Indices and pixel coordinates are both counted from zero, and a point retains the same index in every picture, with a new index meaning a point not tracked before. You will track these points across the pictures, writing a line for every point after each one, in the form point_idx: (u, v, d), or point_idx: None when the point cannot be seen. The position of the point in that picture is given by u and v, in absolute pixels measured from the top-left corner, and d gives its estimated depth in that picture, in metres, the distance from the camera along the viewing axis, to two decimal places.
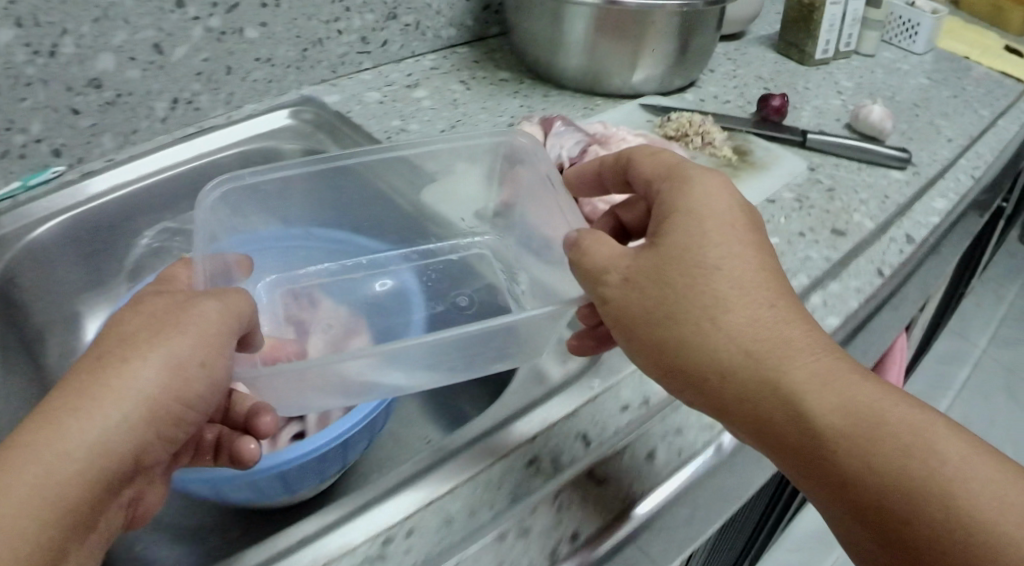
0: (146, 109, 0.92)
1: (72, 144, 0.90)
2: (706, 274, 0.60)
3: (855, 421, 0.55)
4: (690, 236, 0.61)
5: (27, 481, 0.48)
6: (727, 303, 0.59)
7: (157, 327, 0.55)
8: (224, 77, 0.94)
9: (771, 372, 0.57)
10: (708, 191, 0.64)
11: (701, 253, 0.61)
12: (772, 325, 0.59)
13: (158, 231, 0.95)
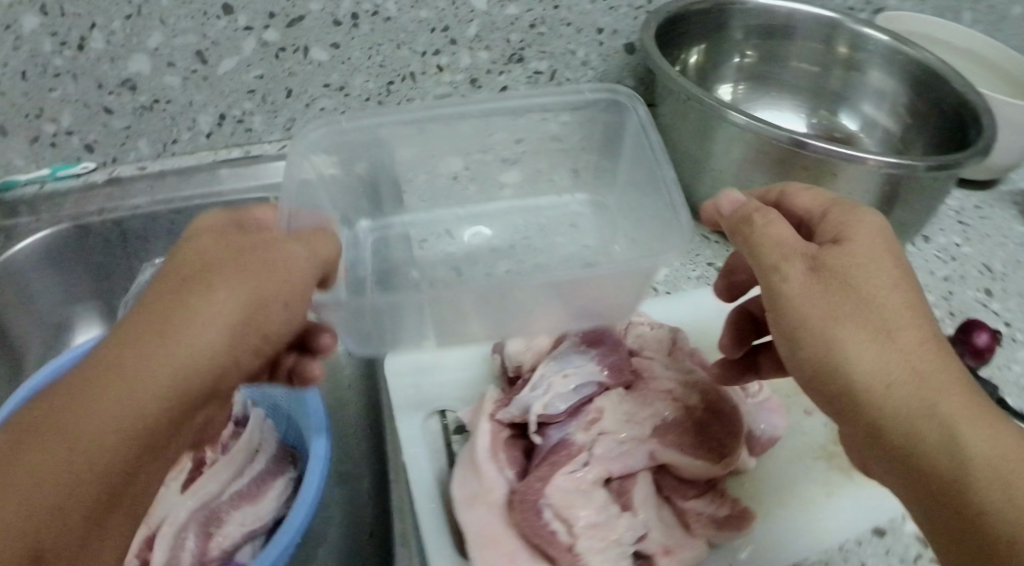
0: (184, 124, 0.73)
1: (110, 144, 0.76)
2: (864, 283, 0.41)
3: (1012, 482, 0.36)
4: (874, 250, 0.42)
5: (55, 441, 0.36)
6: (885, 329, 0.40)
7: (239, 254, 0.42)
8: (283, 101, 0.72)
9: (926, 408, 0.39)
10: (868, 229, 0.43)
11: (866, 265, 0.41)
12: (935, 357, 0.40)
13: (164, 263, 0.78)
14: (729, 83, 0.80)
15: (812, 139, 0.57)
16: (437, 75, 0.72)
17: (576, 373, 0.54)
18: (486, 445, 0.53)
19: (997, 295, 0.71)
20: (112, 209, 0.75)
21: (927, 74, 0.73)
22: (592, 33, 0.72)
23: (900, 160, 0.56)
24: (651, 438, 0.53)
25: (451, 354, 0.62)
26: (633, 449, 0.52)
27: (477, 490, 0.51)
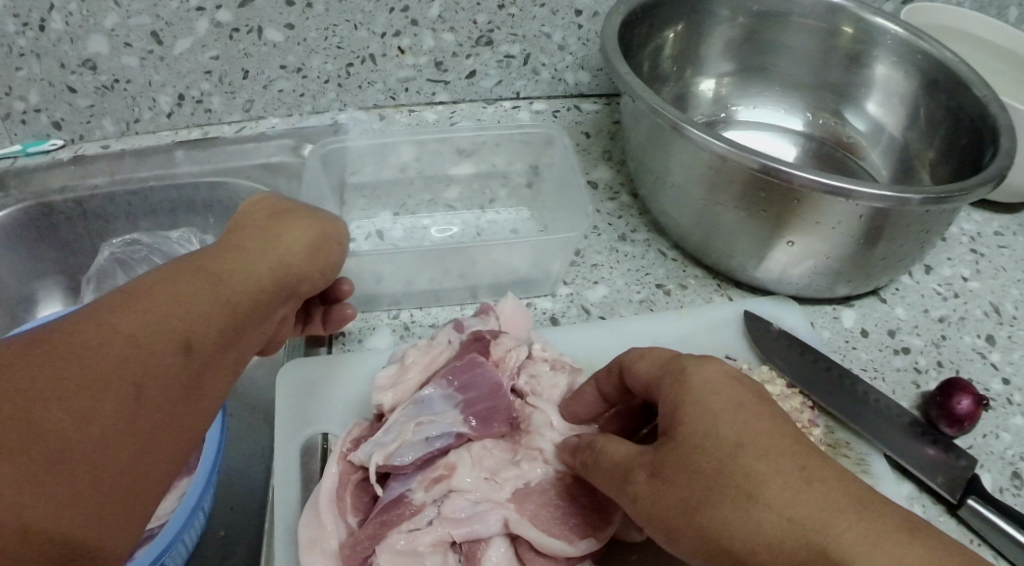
0: (143, 104, 0.72)
1: (73, 122, 0.74)
2: (709, 428, 0.37)
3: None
4: (702, 417, 0.38)
5: (56, 397, 0.31)
6: (746, 471, 0.36)
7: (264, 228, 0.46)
8: (241, 82, 0.71)
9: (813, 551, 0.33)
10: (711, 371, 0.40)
11: (711, 394, 0.38)
12: (818, 475, 0.35)
13: (123, 243, 0.72)
14: (712, 78, 0.80)
15: (791, 167, 0.53)
16: (399, 57, 0.70)
17: (441, 429, 0.49)
18: (334, 484, 0.49)
19: (1000, 343, 0.67)
20: (73, 189, 0.73)
21: (947, 75, 0.70)
22: (568, 14, 0.68)
23: (888, 193, 0.52)
24: (510, 503, 0.47)
25: (339, 381, 0.57)
26: (487, 511, 0.47)
27: (315, 536, 0.47)
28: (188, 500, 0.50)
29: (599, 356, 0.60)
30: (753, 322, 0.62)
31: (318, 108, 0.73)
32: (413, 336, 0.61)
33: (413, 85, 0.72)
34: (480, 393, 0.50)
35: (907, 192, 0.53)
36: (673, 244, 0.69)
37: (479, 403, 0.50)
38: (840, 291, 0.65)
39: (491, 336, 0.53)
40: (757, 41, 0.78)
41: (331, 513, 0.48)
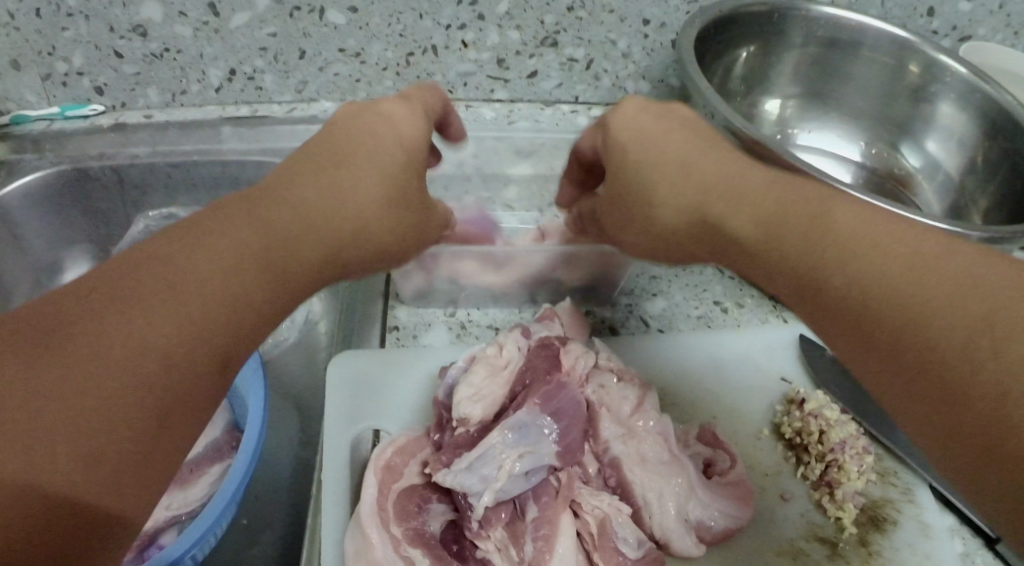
0: (191, 74, 0.71)
1: (115, 87, 0.72)
2: (672, 186, 0.45)
3: (915, 285, 0.34)
4: (668, 155, 0.46)
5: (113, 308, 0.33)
6: (687, 219, 0.44)
7: (313, 177, 0.43)
8: (296, 62, 0.69)
9: (771, 235, 0.40)
10: (633, 114, 0.50)
11: (634, 153, 0.48)
12: (734, 197, 0.43)
13: (159, 217, 0.74)
14: (778, 98, 0.80)
15: (855, 190, 0.56)
16: (461, 51, 0.69)
17: (528, 453, 0.54)
18: (376, 494, 0.53)
19: None
20: (110, 156, 0.71)
21: (1005, 119, 0.71)
22: (636, 23, 0.67)
23: (949, 226, 0.54)
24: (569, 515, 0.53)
25: (390, 368, 0.62)
26: (555, 515, 0.53)
27: (361, 547, 0.52)
28: (236, 472, 0.53)
29: (659, 372, 0.65)
30: (808, 344, 0.66)
31: (373, 96, 0.72)
32: (469, 335, 0.65)
33: (472, 80, 0.71)
34: (551, 396, 0.56)
35: (969, 227, 0.55)
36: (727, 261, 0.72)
37: (553, 407, 0.55)
38: None
39: (559, 343, 0.59)
40: (822, 68, 0.78)
41: (392, 519, 0.53)
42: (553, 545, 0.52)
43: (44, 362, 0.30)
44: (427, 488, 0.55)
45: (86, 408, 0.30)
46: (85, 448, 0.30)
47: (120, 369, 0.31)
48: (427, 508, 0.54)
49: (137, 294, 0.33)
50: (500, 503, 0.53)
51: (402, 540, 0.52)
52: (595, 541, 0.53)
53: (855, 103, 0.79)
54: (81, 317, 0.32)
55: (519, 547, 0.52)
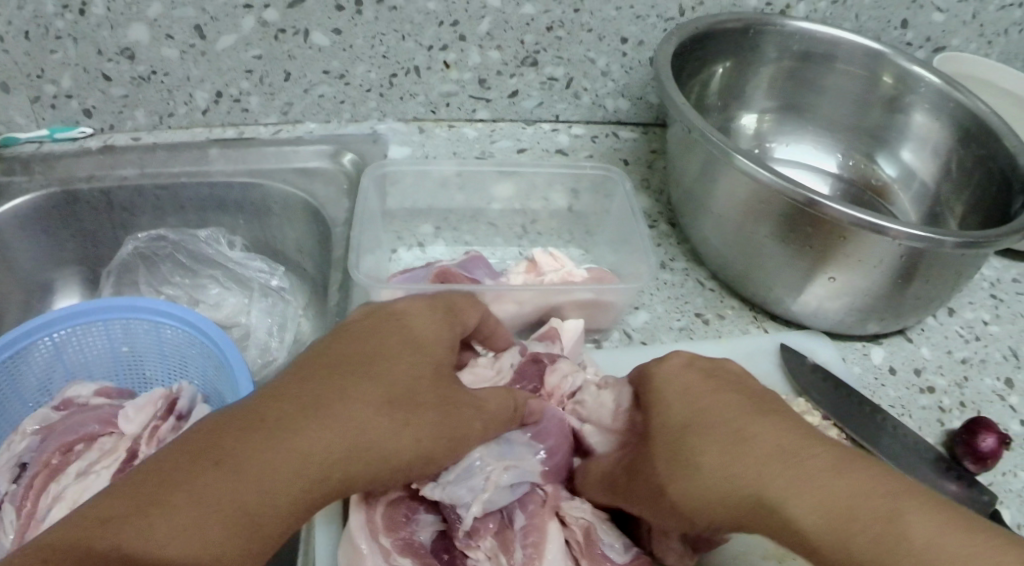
0: (178, 97, 0.72)
1: (104, 109, 0.73)
2: (709, 476, 0.41)
3: (898, 525, 0.35)
4: (692, 438, 0.43)
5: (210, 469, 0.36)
6: (695, 499, 0.41)
7: (411, 394, 0.44)
8: (282, 84, 0.71)
9: (774, 516, 0.38)
10: (673, 372, 0.47)
11: (672, 410, 0.45)
12: (717, 461, 0.41)
13: (148, 238, 0.72)
14: (754, 113, 0.82)
15: (831, 202, 0.56)
16: (443, 72, 0.70)
17: (514, 467, 0.54)
18: (363, 507, 0.53)
19: (1018, 385, 0.67)
20: (98, 177, 0.72)
21: (979, 126, 0.71)
22: (614, 41, 0.69)
23: (923, 233, 0.55)
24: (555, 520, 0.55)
25: None
26: (542, 523, 0.54)
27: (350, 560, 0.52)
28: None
29: None
30: (790, 353, 0.65)
31: (357, 116, 0.74)
32: None
33: (455, 100, 0.73)
34: (535, 410, 0.56)
35: (943, 234, 0.55)
36: (710, 274, 0.71)
37: (537, 424, 0.56)
38: (870, 329, 0.67)
39: (549, 359, 0.60)
40: (798, 81, 0.80)
41: (380, 529, 0.53)
42: (542, 552, 0.53)
43: (159, 493, 0.35)
44: (413, 500, 0.55)
45: (198, 509, 0.35)
46: (213, 543, 0.35)
47: (220, 503, 0.35)
48: (414, 519, 0.55)
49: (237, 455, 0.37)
50: (489, 514, 0.54)
51: (391, 550, 0.52)
52: (582, 548, 0.54)
53: (831, 115, 0.82)
54: (224, 457, 0.37)
55: (509, 556, 0.53)
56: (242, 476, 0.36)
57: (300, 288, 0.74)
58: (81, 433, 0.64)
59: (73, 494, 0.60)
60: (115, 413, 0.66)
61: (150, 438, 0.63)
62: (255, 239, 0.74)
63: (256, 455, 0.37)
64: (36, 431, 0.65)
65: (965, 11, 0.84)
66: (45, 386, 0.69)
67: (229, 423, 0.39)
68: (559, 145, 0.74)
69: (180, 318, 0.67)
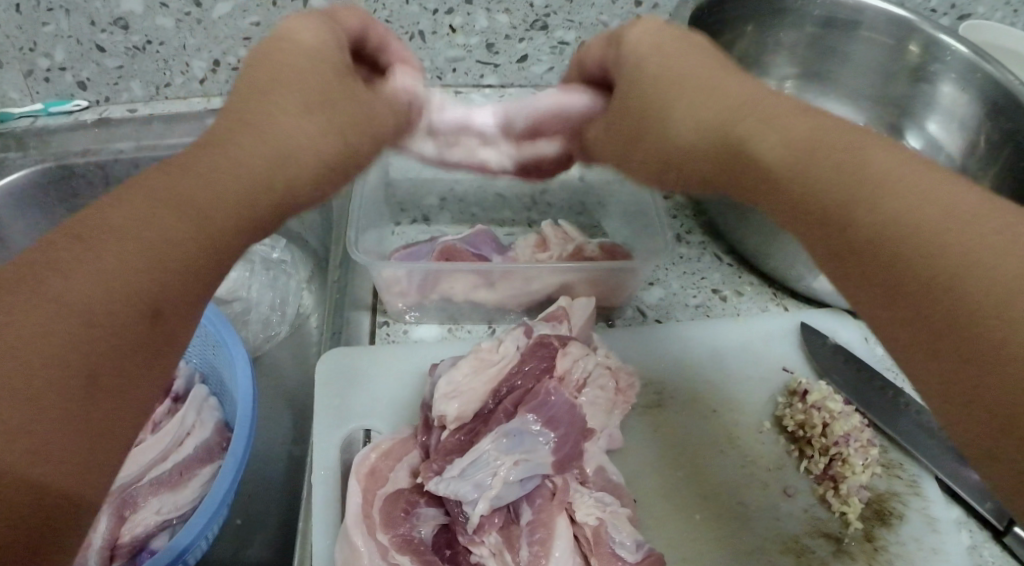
0: (175, 66, 0.69)
1: (98, 81, 0.71)
2: (815, 168, 0.32)
3: (931, 226, 0.28)
4: (661, 80, 0.40)
5: (59, 274, 0.28)
6: (797, 137, 0.34)
7: (260, 90, 0.37)
8: None
9: (794, 154, 0.33)
10: (646, 39, 0.43)
11: (640, 70, 0.42)
12: (738, 117, 0.36)
13: None
14: (775, 79, 0.79)
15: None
16: (449, 36, 0.67)
17: (524, 461, 0.52)
18: (361, 503, 0.52)
19: None
20: (94, 150, 0.70)
21: (1008, 99, 0.67)
22: (628, 3, 0.66)
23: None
24: (560, 517, 0.52)
25: (378, 360, 0.61)
26: (549, 517, 0.52)
27: (347, 555, 0.50)
28: (222, 479, 0.52)
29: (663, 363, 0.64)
30: (811, 335, 0.64)
31: None
32: (458, 334, 0.64)
33: (461, 65, 0.70)
34: (542, 403, 0.54)
35: None
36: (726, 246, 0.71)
37: (546, 416, 0.53)
38: None
39: (559, 343, 0.57)
40: (820, 47, 0.77)
41: (377, 526, 0.51)
42: (549, 549, 0.51)
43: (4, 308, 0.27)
44: (413, 492, 0.54)
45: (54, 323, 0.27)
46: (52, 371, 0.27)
47: (77, 293, 0.28)
48: (415, 513, 0.53)
49: (93, 236, 0.30)
50: (494, 508, 0.52)
51: (389, 548, 0.51)
52: (590, 545, 0.52)
53: (851, 83, 0.79)
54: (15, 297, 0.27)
55: (514, 553, 0.51)
56: (101, 299, 0.29)
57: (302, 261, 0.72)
58: None
59: None
60: None
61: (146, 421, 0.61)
62: None
63: (94, 273, 0.29)
64: None
65: None
66: None
67: (106, 205, 0.31)
68: None
69: None
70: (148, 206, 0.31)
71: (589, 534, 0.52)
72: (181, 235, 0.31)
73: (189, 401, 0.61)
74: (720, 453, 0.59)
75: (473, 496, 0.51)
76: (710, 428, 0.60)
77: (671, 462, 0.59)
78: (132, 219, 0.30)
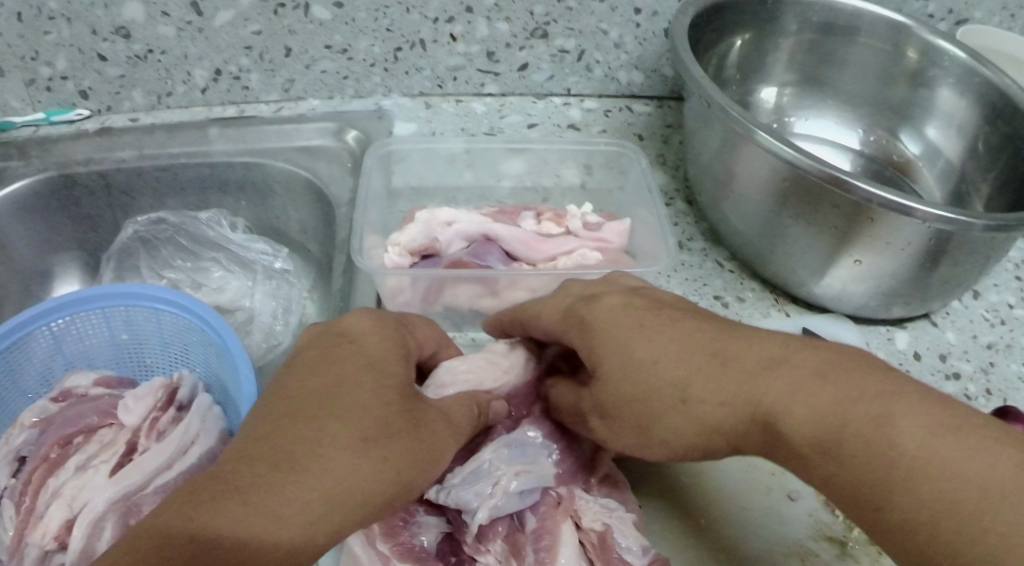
0: (176, 76, 0.70)
1: (100, 89, 0.71)
2: (795, 420, 0.37)
3: (937, 474, 0.33)
4: (624, 336, 0.43)
5: (272, 484, 0.36)
6: (698, 429, 0.41)
7: (326, 393, 0.41)
8: (283, 60, 0.69)
9: (757, 430, 0.39)
10: (601, 307, 0.45)
11: (616, 363, 0.43)
12: (690, 417, 0.40)
13: (147, 221, 0.71)
14: (774, 86, 0.79)
15: (859, 180, 0.53)
16: (450, 45, 0.68)
17: (525, 472, 0.52)
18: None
19: None
20: (95, 159, 0.70)
21: (1004, 101, 0.68)
22: (627, 12, 0.67)
23: (953, 215, 0.51)
24: (565, 522, 0.52)
25: None
26: (553, 523, 0.52)
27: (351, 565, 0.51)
28: None
29: None
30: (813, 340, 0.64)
31: (361, 92, 0.71)
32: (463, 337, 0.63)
33: (461, 74, 0.70)
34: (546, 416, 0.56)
35: (972, 216, 0.52)
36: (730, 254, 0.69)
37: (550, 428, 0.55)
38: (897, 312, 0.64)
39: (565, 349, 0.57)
40: (819, 53, 0.77)
41: (378, 535, 0.51)
42: (555, 556, 0.50)
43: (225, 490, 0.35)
44: (415, 499, 0.53)
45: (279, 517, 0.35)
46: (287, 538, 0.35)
47: (292, 501, 0.36)
48: (416, 521, 0.52)
49: (298, 455, 0.37)
50: (496, 517, 0.51)
51: (391, 556, 0.50)
52: (596, 551, 0.51)
53: (851, 89, 0.79)
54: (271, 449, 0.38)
55: (520, 561, 0.51)
56: (317, 506, 0.37)
57: (304, 271, 0.72)
58: (80, 425, 0.62)
59: (72, 491, 0.58)
60: (114, 404, 0.64)
61: (150, 430, 0.61)
62: (257, 220, 0.73)
63: (294, 494, 0.36)
64: (34, 424, 0.63)
65: None
66: (45, 376, 0.67)
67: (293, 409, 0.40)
68: (569, 117, 0.72)
69: (185, 306, 0.64)
70: (336, 456, 0.38)
71: (593, 541, 0.52)
72: (356, 474, 0.38)
73: (193, 410, 0.61)
74: (722, 458, 0.59)
75: (472, 502, 0.50)
76: None
77: (674, 467, 0.59)
78: (338, 455, 0.38)
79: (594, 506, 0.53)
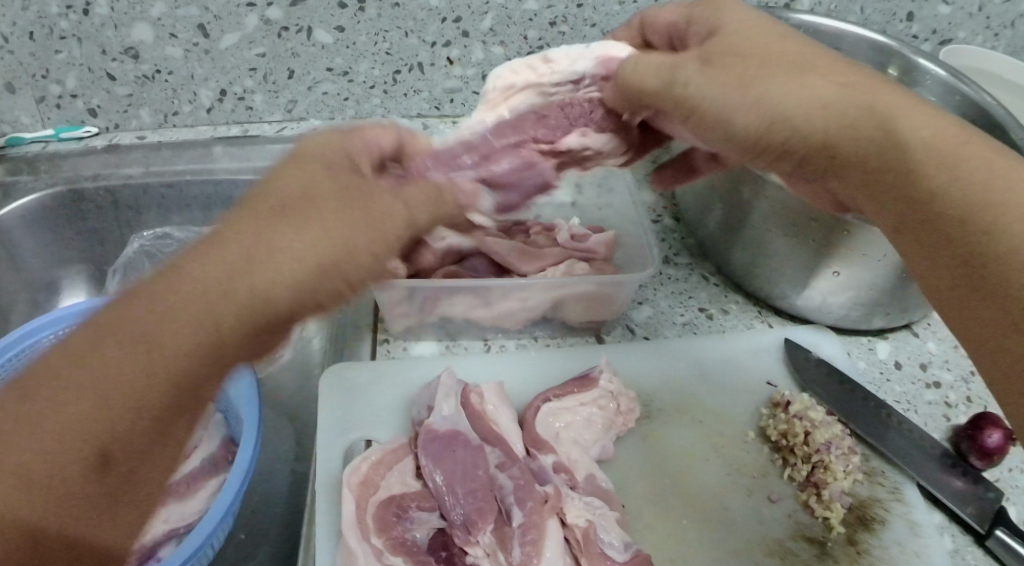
0: (183, 96, 0.72)
1: (108, 107, 0.73)
2: (875, 143, 0.43)
3: (993, 214, 0.40)
4: (740, 41, 0.46)
5: (96, 381, 0.35)
6: (762, 116, 0.44)
7: (305, 197, 0.38)
8: (286, 82, 0.71)
9: (853, 118, 0.43)
10: (732, 17, 0.48)
11: (740, 31, 0.47)
12: (789, 72, 0.44)
13: (153, 236, 0.74)
14: None
15: None
16: (447, 68, 0.71)
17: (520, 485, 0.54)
18: (355, 510, 0.54)
19: None
20: (104, 176, 0.72)
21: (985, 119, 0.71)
22: None
23: None
24: (551, 515, 0.55)
25: (376, 373, 0.64)
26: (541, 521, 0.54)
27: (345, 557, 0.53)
28: (228, 489, 0.54)
29: (657, 377, 0.66)
30: (795, 350, 0.66)
31: (361, 114, 0.74)
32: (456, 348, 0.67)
33: (458, 96, 0.73)
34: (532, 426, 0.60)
35: None
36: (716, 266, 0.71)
37: (535, 438, 0.59)
38: (876, 323, 0.67)
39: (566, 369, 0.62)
40: None
41: (372, 531, 0.53)
42: (541, 549, 0.53)
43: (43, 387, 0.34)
44: (406, 498, 0.55)
45: (88, 396, 0.34)
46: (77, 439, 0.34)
47: (113, 392, 0.35)
48: (409, 517, 0.55)
49: (138, 335, 0.35)
50: (486, 511, 0.54)
51: (383, 551, 0.53)
52: (580, 546, 0.54)
53: None
54: (42, 385, 0.35)
55: (507, 554, 0.53)
56: (146, 402, 0.35)
57: None
58: None
59: None
60: None
61: None
62: None
63: (84, 390, 0.34)
64: None
65: (972, 4, 0.82)
66: None
67: (170, 273, 0.36)
68: None
69: None
70: (199, 298, 0.35)
71: (575, 534, 0.54)
72: (206, 325, 0.36)
73: None
74: (707, 461, 0.62)
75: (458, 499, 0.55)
76: (698, 438, 0.63)
77: (660, 468, 0.61)
78: (184, 315, 0.35)
79: (577, 503, 0.56)
